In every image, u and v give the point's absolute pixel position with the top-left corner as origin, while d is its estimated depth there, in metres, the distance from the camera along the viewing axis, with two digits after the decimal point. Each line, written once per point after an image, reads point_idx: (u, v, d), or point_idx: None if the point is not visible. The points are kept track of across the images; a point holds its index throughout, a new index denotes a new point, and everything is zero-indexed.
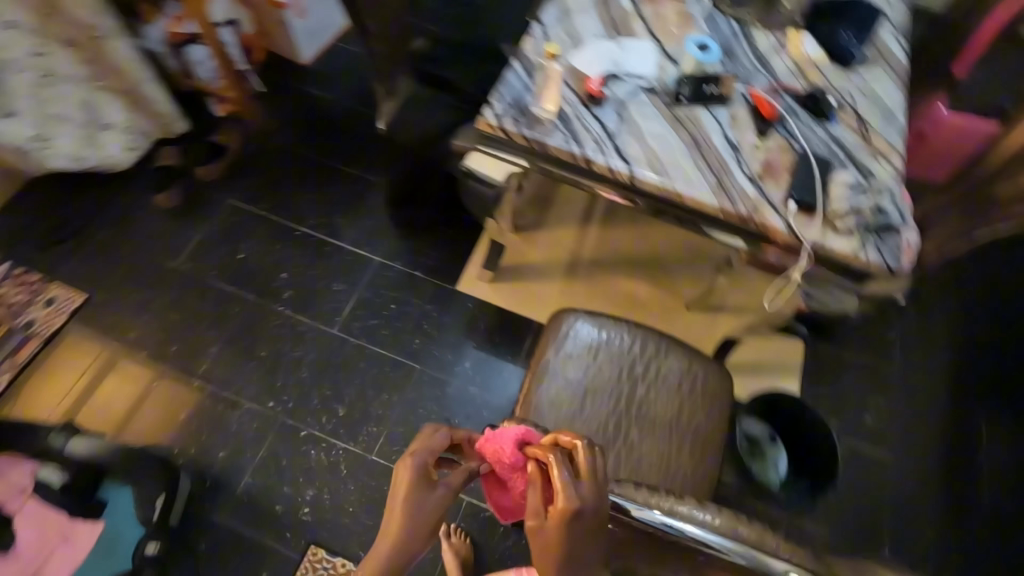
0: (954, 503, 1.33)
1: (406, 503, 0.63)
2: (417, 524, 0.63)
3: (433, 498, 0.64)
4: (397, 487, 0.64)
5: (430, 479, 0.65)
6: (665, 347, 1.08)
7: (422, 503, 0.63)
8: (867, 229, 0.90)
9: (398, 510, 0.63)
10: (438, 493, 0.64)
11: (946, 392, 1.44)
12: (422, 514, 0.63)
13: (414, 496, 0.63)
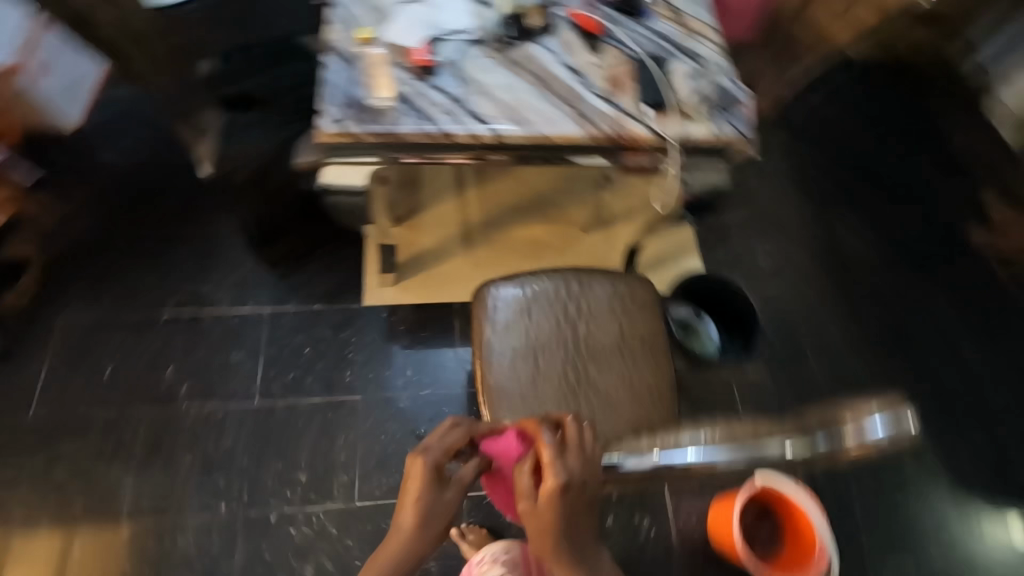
0: (848, 301, 1.56)
1: (415, 504, 0.61)
2: (428, 529, 0.61)
3: (445, 498, 0.62)
4: (408, 490, 0.62)
5: (441, 478, 0.63)
6: (585, 278, 1.12)
7: (432, 505, 0.61)
8: (712, 107, 0.99)
9: (407, 514, 0.61)
10: (448, 495, 0.62)
11: (806, 217, 1.68)
12: (432, 515, 0.61)
13: (423, 496, 0.61)
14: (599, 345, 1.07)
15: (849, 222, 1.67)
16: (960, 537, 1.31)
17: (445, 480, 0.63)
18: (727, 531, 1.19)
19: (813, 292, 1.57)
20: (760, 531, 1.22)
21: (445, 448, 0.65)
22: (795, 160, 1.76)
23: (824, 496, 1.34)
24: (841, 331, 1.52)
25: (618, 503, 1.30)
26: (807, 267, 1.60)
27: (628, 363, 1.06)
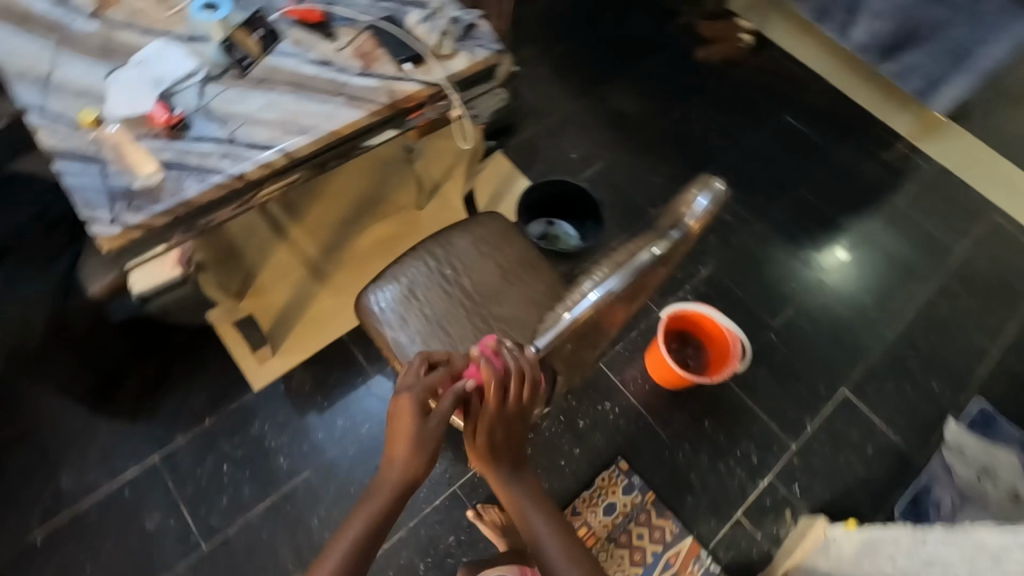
0: (647, 154, 1.83)
1: (401, 437, 0.70)
2: (411, 457, 0.70)
3: (428, 426, 0.70)
4: (397, 422, 0.72)
5: (425, 412, 0.71)
6: (441, 241, 1.15)
7: (419, 435, 0.70)
8: (460, 39, 1.05)
9: (398, 450, 0.70)
10: (431, 426, 0.70)
11: (584, 102, 1.89)
12: (418, 442, 0.69)
13: (406, 425, 0.70)
14: (486, 287, 1.12)
15: (615, 91, 1.92)
16: (805, 273, 1.66)
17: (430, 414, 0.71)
18: (663, 368, 1.39)
19: (621, 159, 1.80)
20: (686, 353, 1.44)
21: (426, 385, 0.72)
22: (551, 61, 1.95)
23: (712, 302, 1.60)
24: (655, 177, 1.78)
25: (579, 405, 1.42)
26: (606, 141, 1.83)
27: (520, 286, 1.13)
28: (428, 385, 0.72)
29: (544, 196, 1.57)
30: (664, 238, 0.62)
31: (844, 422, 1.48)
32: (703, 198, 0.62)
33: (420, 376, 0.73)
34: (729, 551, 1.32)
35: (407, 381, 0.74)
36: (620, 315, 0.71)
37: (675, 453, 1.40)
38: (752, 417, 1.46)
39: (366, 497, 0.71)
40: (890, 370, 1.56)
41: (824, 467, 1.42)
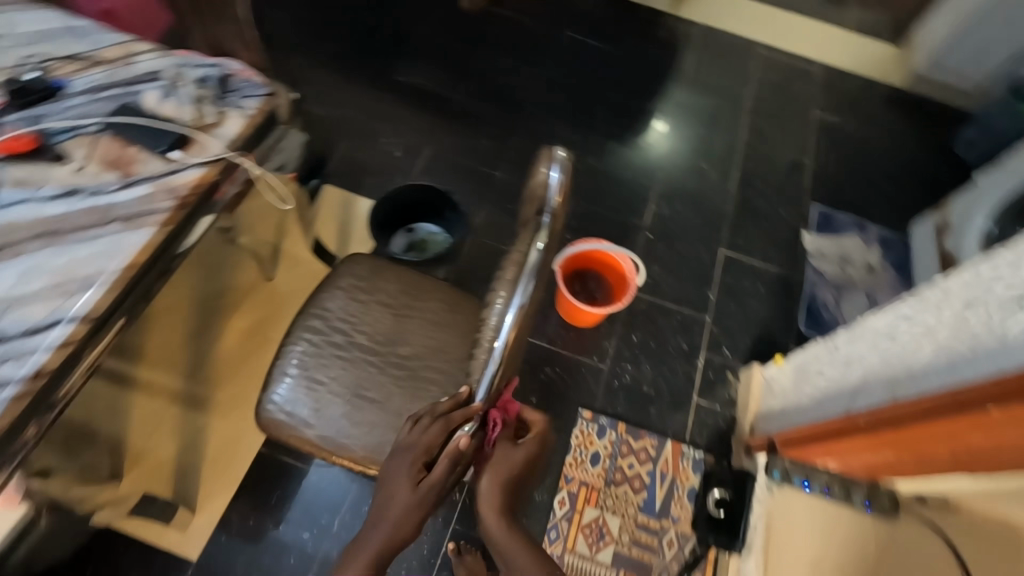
0: (464, 120, 1.78)
1: (392, 500, 0.59)
2: (401, 526, 0.58)
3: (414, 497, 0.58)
4: (392, 485, 0.60)
5: (419, 475, 0.60)
6: (316, 312, 1.05)
7: (404, 504, 0.58)
8: (222, 98, 0.91)
9: (383, 515, 0.59)
10: (420, 494, 0.58)
11: (380, 98, 1.78)
12: (405, 516, 0.58)
13: (396, 491, 0.59)
14: (384, 334, 1.04)
15: (405, 72, 1.84)
16: (648, 166, 1.77)
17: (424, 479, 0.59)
18: (578, 312, 1.43)
19: (443, 138, 1.74)
20: (591, 288, 1.48)
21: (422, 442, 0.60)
22: (327, 70, 1.81)
23: (587, 231, 1.65)
24: (483, 139, 1.76)
25: (523, 384, 1.43)
26: (422, 127, 1.75)
27: (415, 315, 1.06)
28: (429, 442, 0.60)
29: (389, 208, 1.47)
30: (540, 227, 0.58)
31: (735, 275, 1.63)
32: (554, 169, 0.61)
33: (420, 430, 0.61)
34: (704, 433, 1.42)
35: (405, 443, 0.62)
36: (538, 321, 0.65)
37: (622, 378, 1.46)
38: (668, 310, 1.56)
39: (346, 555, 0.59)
40: (748, 214, 1.73)
41: (738, 321, 1.56)
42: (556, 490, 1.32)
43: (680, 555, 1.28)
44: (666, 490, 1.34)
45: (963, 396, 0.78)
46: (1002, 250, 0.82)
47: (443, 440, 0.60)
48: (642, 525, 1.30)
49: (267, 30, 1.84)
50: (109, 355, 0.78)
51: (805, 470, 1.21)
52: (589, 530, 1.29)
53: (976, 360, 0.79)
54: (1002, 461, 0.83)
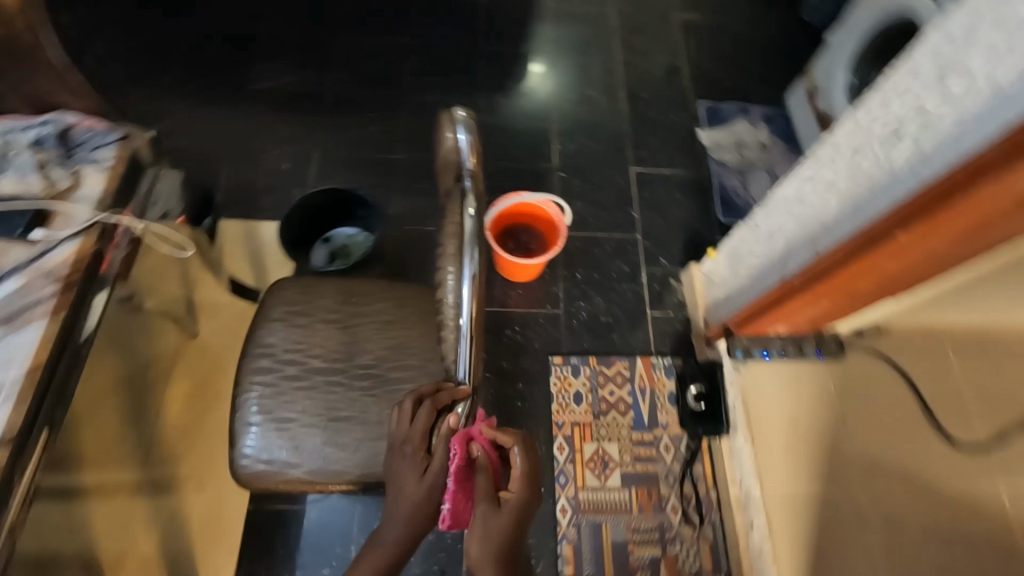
0: (343, 113, 1.69)
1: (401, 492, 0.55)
2: (416, 517, 0.55)
3: (419, 487, 0.54)
4: (398, 482, 0.56)
5: (423, 461, 0.55)
6: (260, 351, 0.99)
7: (412, 498, 0.54)
8: (69, 158, 0.80)
9: (396, 507, 0.55)
10: (424, 485, 0.53)
11: (249, 114, 1.66)
12: (416, 508, 0.54)
13: (402, 483, 0.55)
14: (339, 350, 1.00)
15: (265, 80, 1.71)
16: (540, 108, 1.77)
17: (430, 465, 0.55)
18: (520, 268, 1.44)
19: (329, 137, 1.65)
20: (524, 242, 1.49)
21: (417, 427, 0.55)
22: (181, 101, 1.66)
23: (503, 188, 1.65)
24: (370, 126, 1.67)
25: (490, 352, 1.44)
26: (303, 132, 1.65)
27: (364, 321, 1.02)
28: (422, 429, 0.54)
29: (298, 225, 1.40)
30: (465, 193, 0.56)
31: (650, 188, 1.68)
32: (461, 131, 0.58)
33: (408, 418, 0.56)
34: (667, 340, 1.49)
35: (401, 431, 0.57)
36: None
37: (580, 315, 1.50)
38: (601, 240, 1.60)
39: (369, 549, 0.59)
40: (645, 126, 1.78)
41: (666, 229, 1.63)
42: (552, 438, 1.36)
43: (679, 455, 1.36)
44: (650, 403, 1.41)
45: (873, 232, 0.88)
46: (871, 90, 0.86)
47: (437, 421, 0.55)
48: (638, 441, 1.37)
49: (95, 78, 1.65)
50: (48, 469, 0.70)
51: (762, 342, 1.31)
52: (593, 463, 1.34)
53: (877, 197, 0.88)
54: (913, 277, 0.96)
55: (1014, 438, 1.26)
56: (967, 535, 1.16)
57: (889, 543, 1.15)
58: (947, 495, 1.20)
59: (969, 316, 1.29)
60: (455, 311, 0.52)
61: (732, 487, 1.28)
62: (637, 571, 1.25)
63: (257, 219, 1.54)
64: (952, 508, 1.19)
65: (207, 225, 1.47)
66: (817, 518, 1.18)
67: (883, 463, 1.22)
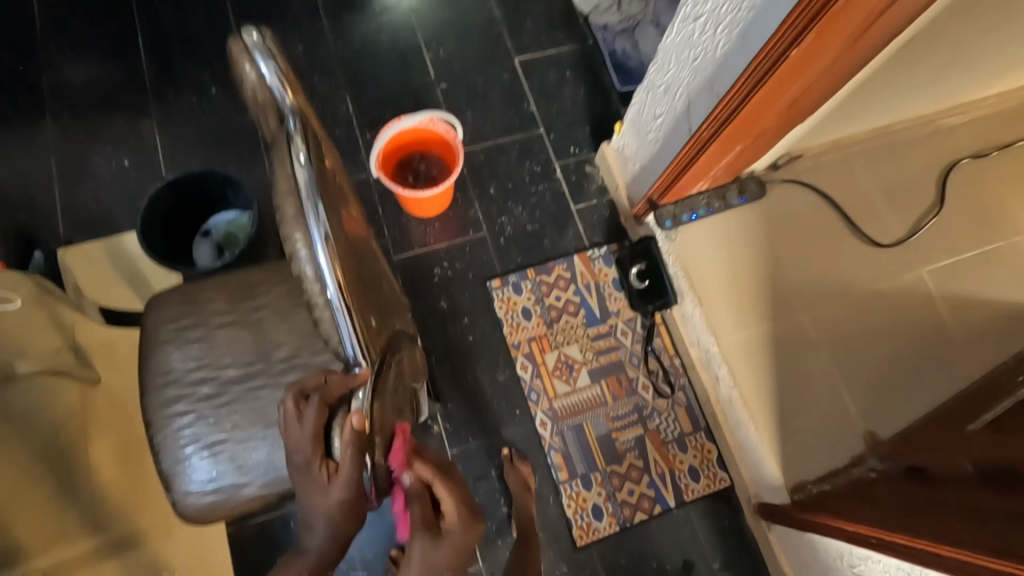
0: (171, 84, 1.42)
1: (309, 505, 0.45)
2: (339, 522, 0.45)
3: (329, 497, 0.43)
4: (304, 494, 0.45)
5: (327, 471, 0.43)
6: (162, 380, 0.87)
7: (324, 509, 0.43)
8: None
9: (310, 518, 0.45)
10: (336, 493, 0.43)
11: (57, 115, 1.38)
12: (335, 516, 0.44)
13: (307, 495, 0.44)
14: (251, 352, 0.89)
15: (60, 66, 1.40)
16: (396, 18, 1.55)
17: (336, 472, 0.43)
18: (427, 202, 1.33)
19: (164, 115, 1.40)
20: (424, 171, 1.36)
21: (309, 430, 0.44)
22: None
23: (385, 118, 1.47)
24: (208, 88, 1.42)
25: (425, 297, 1.36)
26: (131, 118, 1.39)
27: (268, 311, 0.91)
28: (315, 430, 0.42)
29: (163, 227, 1.21)
30: (291, 135, 0.45)
31: (539, 76, 1.55)
32: (260, 61, 0.46)
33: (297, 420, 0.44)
34: (598, 230, 1.45)
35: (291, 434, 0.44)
36: (353, 234, 0.52)
37: (505, 231, 1.42)
38: (504, 148, 1.49)
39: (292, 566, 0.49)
40: (517, 6, 1.60)
41: (567, 115, 1.53)
42: (513, 361, 1.34)
43: (637, 336, 1.37)
44: (597, 296, 1.39)
45: (769, 56, 0.82)
46: None
47: (333, 417, 0.44)
48: (595, 336, 1.36)
49: None
50: None
51: (688, 205, 1.29)
52: (559, 371, 1.34)
53: (764, 17, 0.80)
54: (814, 97, 0.93)
55: (927, 225, 1.32)
56: (902, 326, 1.25)
57: (836, 355, 1.23)
58: (879, 295, 1.27)
59: (870, 121, 1.29)
60: (319, 288, 0.41)
61: (692, 350, 1.31)
62: (626, 454, 1.30)
63: (117, 234, 1.32)
64: (885, 306, 1.26)
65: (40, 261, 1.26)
66: (772, 352, 1.23)
67: (819, 285, 1.27)
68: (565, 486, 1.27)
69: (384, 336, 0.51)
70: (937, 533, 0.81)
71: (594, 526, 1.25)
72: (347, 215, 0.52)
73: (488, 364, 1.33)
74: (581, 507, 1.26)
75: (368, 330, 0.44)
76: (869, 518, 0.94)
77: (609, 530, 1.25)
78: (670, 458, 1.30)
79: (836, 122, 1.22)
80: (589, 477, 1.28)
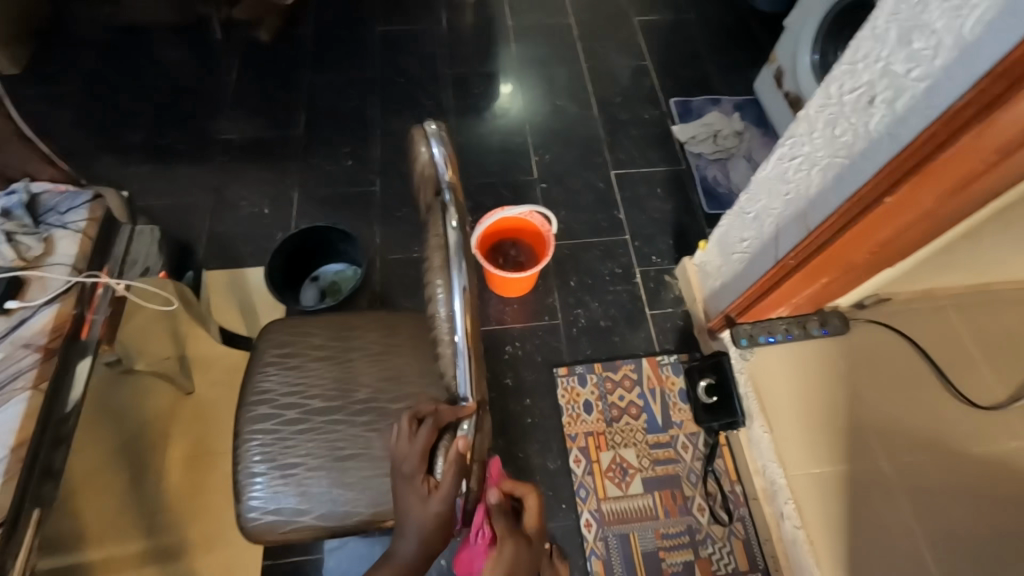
0: (319, 153, 1.69)
1: (407, 513, 0.49)
2: (428, 536, 0.49)
3: (426, 511, 0.46)
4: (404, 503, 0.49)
5: (427, 485, 0.47)
6: (257, 398, 0.96)
7: (420, 521, 0.47)
8: (31, 225, 0.82)
9: (404, 526, 0.49)
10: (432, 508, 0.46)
11: (224, 164, 1.66)
12: (427, 529, 0.48)
13: (407, 505, 0.48)
14: (337, 388, 0.97)
15: (238, 128, 1.72)
16: (513, 125, 1.77)
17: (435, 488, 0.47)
18: (512, 283, 1.43)
19: (305, 175, 1.65)
20: (513, 256, 1.48)
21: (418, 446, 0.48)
22: (154, 159, 1.66)
23: (486, 206, 1.64)
24: (345, 160, 1.67)
25: (492, 372, 1.42)
26: (279, 175, 1.65)
27: (361, 354, 1.00)
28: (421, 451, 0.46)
29: (283, 266, 1.38)
30: (446, 206, 0.55)
31: (632, 188, 1.68)
32: (435, 144, 0.58)
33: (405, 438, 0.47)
34: (670, 337, 1.47)
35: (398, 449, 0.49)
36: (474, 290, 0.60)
37: (579, 323, 1.48)
38: (589, 247, 1.59)
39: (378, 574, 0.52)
40: (619, 127, 1.79)
41: (653, 227, 1.63)
42: (567, 452, 1.33)
43: (698, 453, 1.33)
44: (661, 404, 1.38)
45: (863, 198, 0.87)
46: (836, 62, 0.85)
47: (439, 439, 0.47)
48: (654, 444, 1.34)
49: (71, 151, 1.65)
50: (44, 526, 0.71)
51: (766, 327, 1.29)
52: (612, 472, 1.31)
53: (859, 165, 0.87)
54: (907, 241, 0.96)
55: None
56: (1001, 498, 1.13)
57: (921, 517, 1.12)
58: (973, 459, 1.17)
59: (965, 275, 1.29)
60: (448, 328, 0.48)
61: (757, 479, 1.24)
62: None
63: (243, 267, 1.52)
64: (981, 473, 1.16)
65: (190, 279, 1.40)
66: (846, 498, 1.15)
67: (905, 436, 1.20)
68: None
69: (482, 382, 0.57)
70: None
71: None
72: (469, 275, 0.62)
73: (541, 450, 1.33)
74: None
75: (479, 372, 0.50)
76: None
77: None
78: None
79: (928, 271, 1.22)
80: None
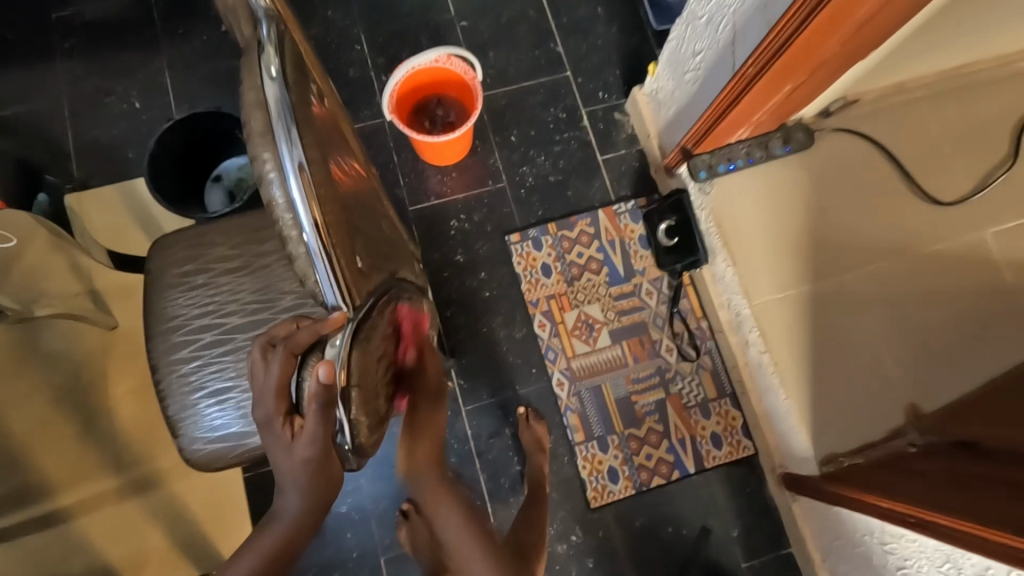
0: (182, 24, 1.36)
1: (278, 464, 0.49)
2: (309, 486, 0.50)
3: (293, 454, 0.47)
4: (270, 451, 0.49)
5: (291, 427, 0.47)
6: (168, 326, 0.84)
7: (292, 467, 0.48)
8: None
9: (283, 481, 0.50)
10: (301, 450, 0.47)
11: (71, 54, 1.34)
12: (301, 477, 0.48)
13: (274, 453, 0.48)
14: (256, 299, 0.86)
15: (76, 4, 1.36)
16: None
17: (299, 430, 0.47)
18: (445, 150, 1.26)
19: (173, 55, 1.34)
20: (441, 116, 1.27)
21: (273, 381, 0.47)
22: None
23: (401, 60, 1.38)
24: (217, 26, 1.35)
25: (442, 250, 1.31)
26: (143, 58, 1.34)
27: (273, 258, 0.87)
28: (277, 382, 0.47)
29: (172, 167, 1.17)
30: (262, 46, 0.39)
31: (569, 13, 1.42)
32: None
33: (261, 372, 0.48)
34: (626, 182, 1.35)
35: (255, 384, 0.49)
36: (335, 168, 0.48)
37: (526, 182, 1.34)
38: (527, 92, 1.38)
39: (273, 519, 0.53)
40: None
41: (596, 57, 1.41)
42: (531, 318, 1.28)
43: (662, 296, 1.30)
44: (622, 254, 1.31)
45: None
46: None
47: (299, 369, 0.47)
48: (618, 295, 1.30)
49: None
50: None
51: (726, 154, 1.18)
52: (579, 330, 1.28)
53: None
54: (884, 23, 0.81)
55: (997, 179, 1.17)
56: (963, 291, 1.11)
57: (881, 322, 1.12)
58: (937, 256, 1.14)
59: (941, 57, 1.14)
60: (292, 222, 0.38)
61: (721, 312, 1.24)
62: (645, 418, 1.25)
63: (131, 178, 1.30)
64: (945, 268, 1.13)
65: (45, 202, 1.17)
66: (810, 316, 1.14)
67: (867, 245, 1.16)
68: (581, 448, 1.23)
69: (367, 268, 0.50)
70: (956, 509, 0.78)
71: (609, 488, 1.22)
72: (319, 119, 0.47)
73: (504, 321, 1.28)
74: (597, 473, 1.22)
75: (345, 268, 0.42)
76: (902, 493, 0.88)
77: (625, 493, 1.22)
78: (693, 424, 1.25)
79: (898, 60, 1.07)
80: (606, 439, 1.24)
